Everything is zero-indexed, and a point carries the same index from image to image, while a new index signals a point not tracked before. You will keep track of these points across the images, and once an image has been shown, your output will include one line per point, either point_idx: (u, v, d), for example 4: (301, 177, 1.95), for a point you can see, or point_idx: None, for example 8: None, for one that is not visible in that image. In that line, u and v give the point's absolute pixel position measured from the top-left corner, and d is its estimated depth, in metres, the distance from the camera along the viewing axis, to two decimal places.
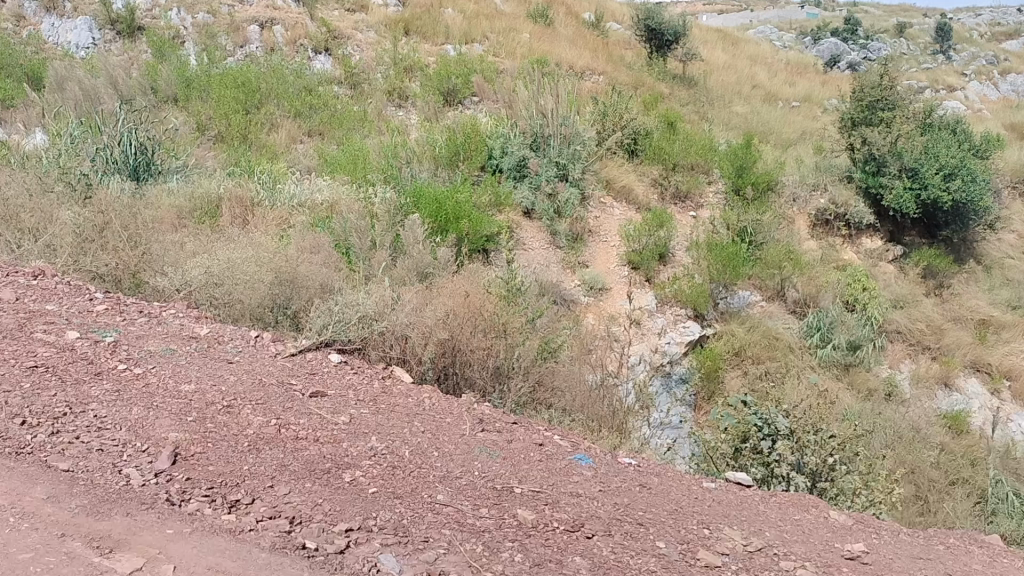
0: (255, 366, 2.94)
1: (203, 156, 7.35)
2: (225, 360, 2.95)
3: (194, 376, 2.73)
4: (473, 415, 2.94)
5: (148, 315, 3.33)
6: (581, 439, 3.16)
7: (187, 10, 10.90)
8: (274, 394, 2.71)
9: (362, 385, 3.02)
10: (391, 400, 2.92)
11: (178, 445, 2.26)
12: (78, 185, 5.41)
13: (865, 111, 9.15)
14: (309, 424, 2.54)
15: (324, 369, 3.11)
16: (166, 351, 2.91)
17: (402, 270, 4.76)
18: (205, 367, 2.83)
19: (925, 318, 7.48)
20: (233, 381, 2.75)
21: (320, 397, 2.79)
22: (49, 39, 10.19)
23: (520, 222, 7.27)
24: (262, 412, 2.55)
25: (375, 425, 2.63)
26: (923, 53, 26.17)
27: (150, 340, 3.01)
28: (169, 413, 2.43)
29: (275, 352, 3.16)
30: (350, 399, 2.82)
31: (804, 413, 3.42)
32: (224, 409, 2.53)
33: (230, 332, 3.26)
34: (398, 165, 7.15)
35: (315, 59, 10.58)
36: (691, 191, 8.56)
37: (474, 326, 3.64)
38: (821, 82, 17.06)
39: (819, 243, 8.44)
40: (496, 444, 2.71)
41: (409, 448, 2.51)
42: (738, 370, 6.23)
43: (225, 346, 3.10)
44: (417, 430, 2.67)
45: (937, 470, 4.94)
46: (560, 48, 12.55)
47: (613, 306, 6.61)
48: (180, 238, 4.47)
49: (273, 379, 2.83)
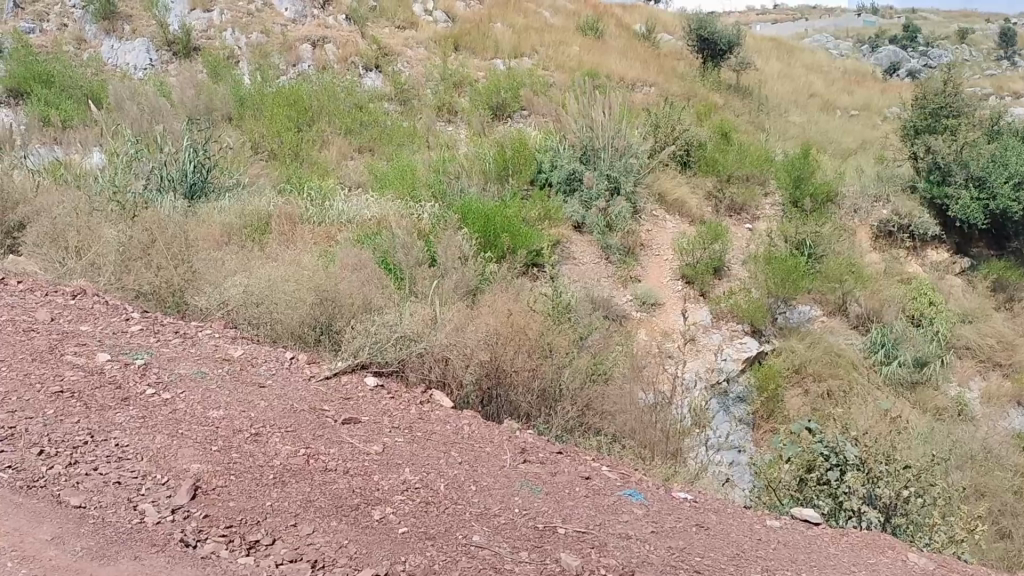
0: (287, 391, 2.82)
1: (256, 173, 7.36)
2: (256, 384, 2.83)
3: (223, 402, 2.63)
4: (515, 445, 2.78)
5: (183, 335, 3.25)
6: (633, 470, 2.97)
7: (241, 30, 10.98)
8: (306, 420, 2.60)
9: (398, 411, 2.87)
10: (428, 427, 2.77)
11: (199, 477, 2.15)
12: (129, 204, 5.41)
13: (928, 119, 8.93)
14: (340, 454, 2.41)
15: (359, 394, 2.98)
16: (197, 374, 2.82)
17: (446, 287, 4.64)
18: (235, 392, 2.72)
19: (996, 333, 7.10)
20: (263, 407, 2.63)
21: (353, 424, 2.66)
22: (108, 61, 10.33)
23: (571, 236, 7.11)
24: (290, 441, 2.44)
25: (410, 455, 2.50)
26: (986, 59, 25.45)
27: (182, 362, 2.92)
28: (193, 442, 2.33)
29: (309, 375, 3.04)
30: (384, 427, 2.69)
31: (876, 442, 3.18)
32: (251, 437, 2.42)
33: (265, 354, 3.16)
34: (446, 179, 7.05)
35: (366, 75, 10.63)
36: (747, 203, 8.32)
37: (516, 347, 3.44)
38: (881, 89, 16.60)
39: (881, 255, 8.11)
40: (539, 478, 2.54)
41: (444, 482, 2.36)
42: (798, 389, 5.96)
43: (258, 369, 2.99)
44: (454, 461, 2.53)
45: (1012, 495, 4.65)
46: (611, 60, 12.41)
47: (666, 322, 6.39)
48: (223, 256, 4.41)
49: (305, 406, 2.70)
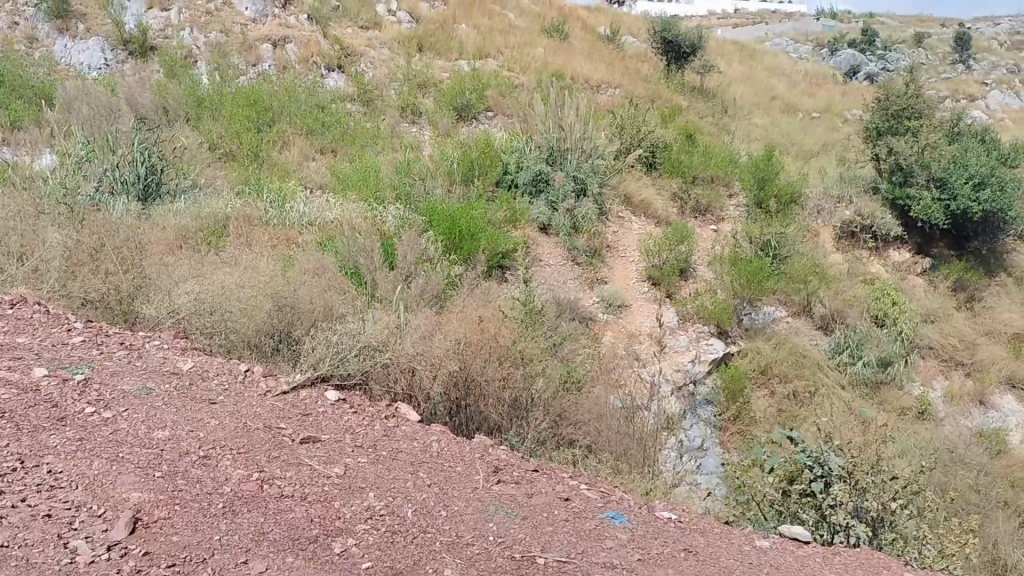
0: (240, 408, 2.64)
1: (213, 175, 7.11)
2: (207, 401, 2.65)
3: (169, 421, 2.44)
4: (487, 463, 2.63)
5: (128, 347, 3.05)
6: (611, 487, 2.83)
7: (199, 29, 10.66)
8: (260, 440, 2.42)
9: (361, 427, 2.71)
10: (394, 445, 2.61)
11: (140, 509, 1.97)
12: (78, 207, 5.16)
13: (891, 120, 8.92)
14: (297, 478, 2.24)
15: (318, 409, 2.81)
16: (142, 391, 2.62)
17: (408, 292, 4.47)
18: (184, 409, 2.54)
19: (957, 333, 7.12)
20: (214, 426, 2.46)
21: (312, 443, 2.49)
22: (60, 60, 9.98)
23: (537, 238, 6.97)
24: (243, 464, 2.26)
25: (374, 478, 2.34)
26: (942, 63, 25.87)
27: (125, 377, 2.72)
28: (134, 467, 2.14)
29: (265, 390, 2.86)
30: (346, 446, 2.52)
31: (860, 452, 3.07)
32: (199, 461, 2.24)
33: (216, 367, 2.97)
34: (410, 180, 6.86)
35: (328, 76, 10.42)
36: (711, 204, 8.25)
37: (485, 356, 3.36)
38: (841, 92, 16.72)
39: (845, 256, 8.09)
40: (513, 501, 2.39)
41: (412, 507, 2.20)
42: (765, 391, 5.88)
43: (209, 383, 2.80)
44: (423, 483, 2.37)
45: (976, 495, 4.63)
46: (576, 61, 12.32)
47: (634, 324, 6.26)
48: (175, 262, 4.20)
49: (259, 424, 2.53)
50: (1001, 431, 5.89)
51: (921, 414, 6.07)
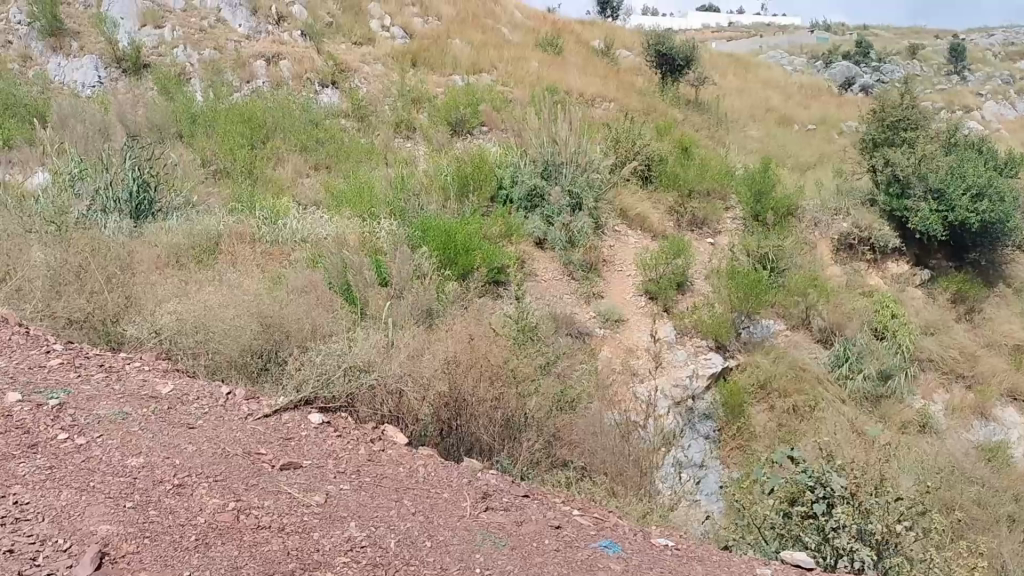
0: (219, 433, 2.57)
1: (206, 192, 7.04)
2: (185, 425, 2.58)
3: (144, 448, 2.37)
4: (476, 489, 2.55)
5: (108, 369, 2.98)
6: (605, 511, 2.76)
7: (193, 47, 10.62)
8: (238, 467, 2.35)
9: (346, 452, 2.63)
10: (378, 471, 2.53)
11: (108, 543, 1.88)
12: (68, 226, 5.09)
13: (887, 131, 8.91)
14: (275, 507, 2.16)
15: (302, 433, 2.73)
16: (118, 415, 2.55)
17: (400, 311, 4.40)
18: (160, 435, 2.46)
19: (956, 344, 7.05)
20: (191, 452, 2.38)
21: (293, 470, 2.41)
22: (54, 79, 9.92)
23: (533, 253, 6.90)
24: (219, 492, 2.19)
25: (356, 506, 2.26)
26: (937, 74, 25.97)
27: (101, 402, 2.64)
28: (104, 498, 2.06)
29: (246, 414, 2.79)
30: (328, 472, 2.44)
31: (863, 471, 2.98)
32: (173, 489, 2.16)
33: (197, 390, 2.90)
34: (405, 196, 6.80)
35: (322, 93, 10.39)
36: (708, 218, 8.21)
37: (477, 374, 3.26)
38: (836, 104, 16.73)
39: (843, 268, 8.03)
40: (502, 529, 2.32)
41: (395, 537, 2.12)
42: (764, 405, 5.81)
43: (188, 407, 2.73)
44: (407, 511, 2.29)
45: (980, 512, 4.55)
46: (571, 76, 12.30)
47: (631, 339, 6.18)
48: (162, 282, 4.13)
49: (238, 450, 2.46)
50: (1003, 444, 5.81)
51: (922, 427, 6.00)
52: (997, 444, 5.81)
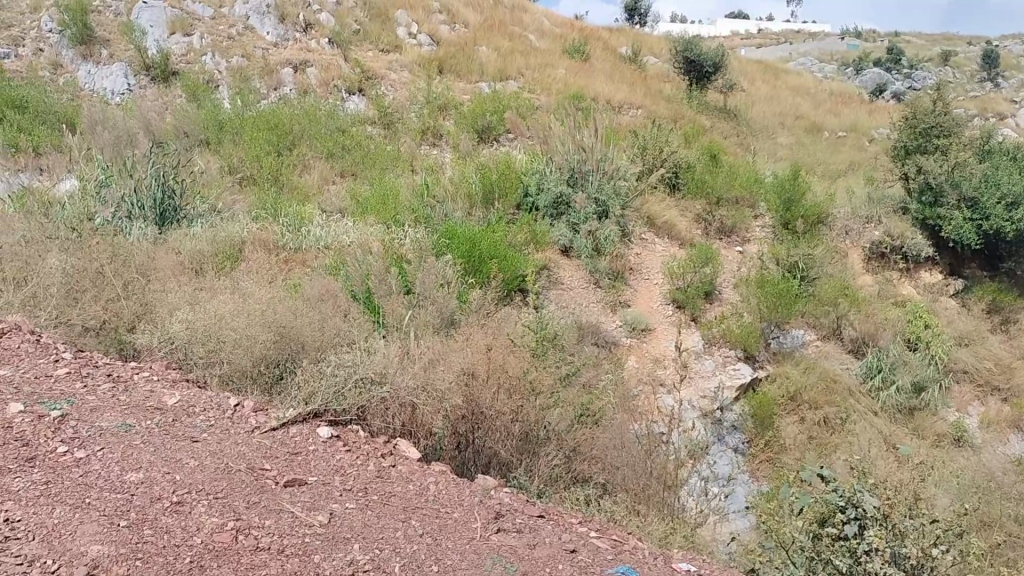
0: (224, 447, 2.51)
1: (232, 199, 7.02)
2: (188, 439, 2.52)
3: (145, 462, 2.32)
4: (488, 509, 2.46)
5: (115, 379, 2.93)
6: (623, 533, 2.64)
7: (221, 54, 10.66)
8: (240, 484, 2.29)
9: (354, 468, 2.56)
10: (386, 488, 2.46)
11: (98, 564, 1.82)
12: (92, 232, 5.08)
13: (919, 138, 8.70)
14: (276, 528, 2.10)
15: (309, 447, 2.66)
16: (120, 427, 2.50)
17: (421, 320, 4.32)
18: (162, 449, 2.41)
19: (992, 356, 6.83)
20: (193, 468, 2.33)
21: (297, 487, 2.35)
22: (84, 86, 9.99)
23: (558, 261, 6.80)
24: (218, 511, 2.12)
25: (361, 527, 2.19)
26: (970, 80, 25.56)
27: (105, 414, 2.60)
28: (98, 516, 2.01)
29: (253, 427, 2.73)
30: (334, 490, 2.38)
31: (897, 491, 2.81)
32: (171, 508, 2.10)
33: (204, 402, 2.85)
34: (430, 203, 6.74)
35: (348, 99, 10.37)
36: (737, 225, 8.06)
37: (495, 386, 3.19)
38: (867, 110, 16.48)
39: (875, 277, 7.83)
40: (513, 553, 2.21)
41: (399, 562, 2.05)
42: (794, 417, 5.65)
43: (194, 420, 2.68)
44: (414, 533, 2.21)
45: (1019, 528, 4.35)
46: (597, 82, 12.20)
47: (657, 348, 6.05)
48: (179, 289, 4.09)
49: (241, 466, 2.40)
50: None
51: (957, 441, 5.80)
52: None
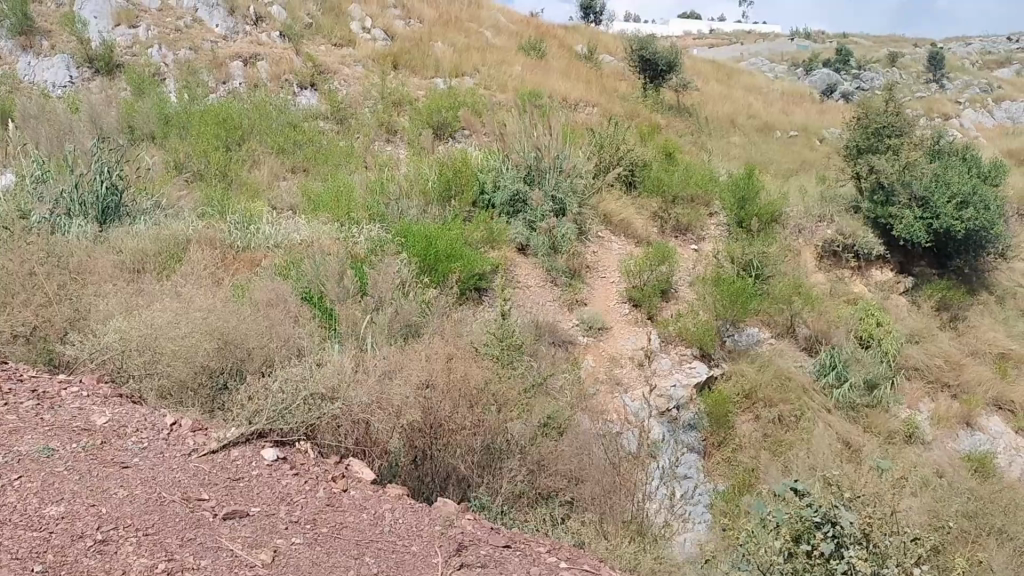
0: (157, 474, 2.39)
1: (177, 195, 6.74)
2: (118, 465, 2.41)
3: (68, 493, 2.18)
4: (449, 539, 2.35)
5: (41, 399, 2.83)
6: (594, 561, 2.53)
7: (168, 46, 10.29)
8: (173, 517, 2.15)
9: (302, 496, 2.44)
10: (338, 518, 2.34)
11: None
12: (30, 230, 4.79)
13: (871, 137, 8.66)
14: (214, 568, 1.96)
15: (252, 472, 2.55)
16: (41, 453, 2.39)
17: (373, 325, 4.15)
18: (88, 477, 2.29)
19: (942, 353, 6.86)
20: (122, 499, 2.20)
21: (237, 519, 2.22)
22: (23, 78, 9.55)
23: (515, 259, 6.65)
24: (148, 550, 1.98)
25: (309, 566, 2.06)
26: (916, 81, 25.99)
27: (26, 437, 2.50)
28: (10, 559, 1.86)
29: (190, 450, 2.62)
30: (278, 522, 2.25)
31: (872, 505, 2.75)
32: (94, 547, 1.95)
33: (137, 422, 2.75)
34: (383, 201, 6.55)
35: (300, 94, 10.10)
36: (692, 224, 8.01)
37: (455, 400, 3.08)
38: (818, 110, 16.64)
39: (828, 276, 7.84)
40: None
41: None
42: (749, 416, 5.60)
43: (125, 443, 2.58)
44: (369, 572, 2.09)
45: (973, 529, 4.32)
46: (552, 79, 12.08)
47: (614, 347, 5.93)
48: (116, 291, 3.88)
49: (176, 496, 2.27)
50: (989, 455, 5.62)
51: (908, 437, 5.79)
52: (983, 454, 5.64)
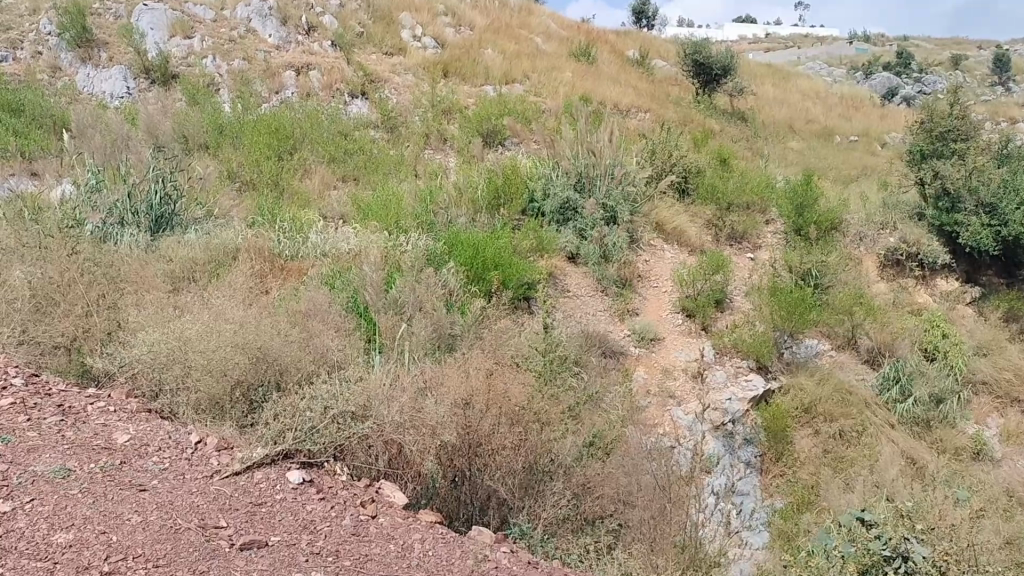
0: (175, 498, 2.35)
1: (229, 203, 6.74)
2: (135, 487, 2.38)
3: (80, 518, 2.16)
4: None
5: (65, 413, 2.86)
6: None
7: (222, 57, 10.37)
8: (187, 547, 2.09)
9: (326, 525, 2.37)
10: (364, 549, 2.26)
11: None
12: (83, 237, 4.77)
13: (936, 142, 8.39)
14: None
15: (276, 497, 2.49)
16: (57, 472, 2.39)
17: (417, 337, 4.04)
18: (103, 501, 2.26)
19: (1013, 366, 6.46)
20: (135, 526, 2.15)
21: (255, 550, 2.16)
22: (83, 90, 9.69)
23: (565, 268, 6.48)
24: None
25: None
26: (980, 85, 25.13)
27: (44, 455, 2.50)
28: None
29: (211, 472, 2.58)
30: (299, 553, 2.18)
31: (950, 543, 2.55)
32: None
33: (159, 441, 2.73)
34: (431, 209, 6.44)
35: (352, 103, 10.10)
36: (748, 232, 7.75)
37: (496, 418, 2.96)
38: (877, 115, 16.15)
39: (891, 285, 7.51)
40: None
41: None
42: (809, 431, 5.35)
43: (145, 463, 2.56)
44: None
45: None
46: (604, 86, 11.90)
47: (668, 358, 5.74)
48: (159, 299, 3.86)
49: (192, 523, 2.22)
50: None
51: (976, 454, 5.48)
52: None
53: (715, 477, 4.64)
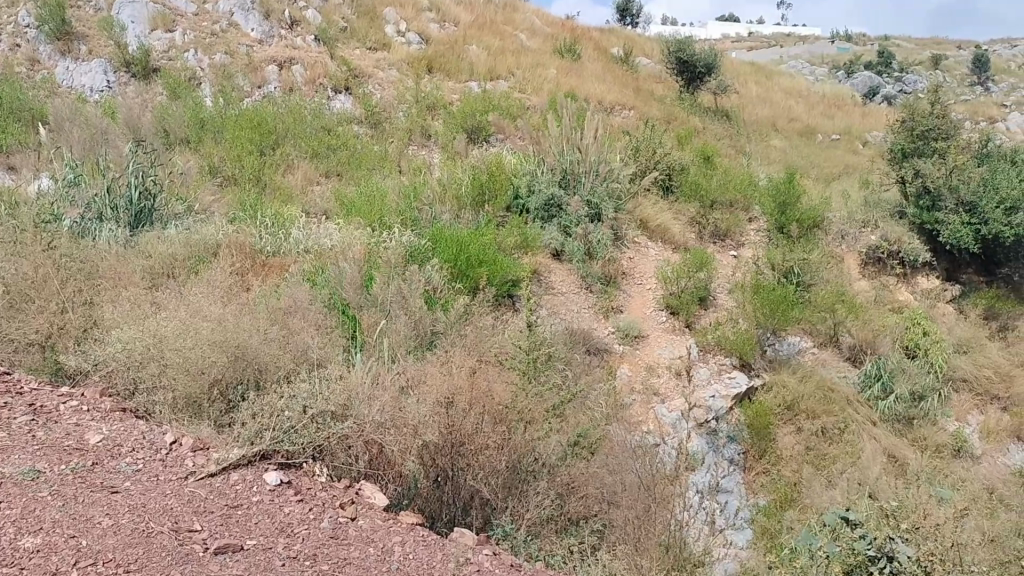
0: (148, 501, 2.30)
1: (210, 199, 6.66)
2: (107, 489, 2.33)
3: (49, 522, 2.11)
4: None
5: (36, 412, 2.81)
6: None
7: (204, 51, 10.27)
8: (160, 551, 2.05)
9: (304, 527, 2.32)
10: (342, 552, 2.22)
11: None
12: (60, 233, 4.68)
13: (917, 141, 8.40)
14: None
15: (252, 499, 2.45)
16: (27, 474, 2.33)
17: (398, 335, 3.99)
18: (74, 503, 2.21)
19: (992, 364, 6.49)
20: (106, 529, 2.11)
21: (230, 554, 2.11)
22: (62, 83, 9.54)
23: (549, 265, 6.45)
24: None
25: None
26: (961, 85, 25.31)
27: (13, 456, 2.45)
28: None
29: (186, 474, 2.54)
30: (275, 558, 2.14)
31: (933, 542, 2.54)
32: None
33: (132, 442, 2.68)
34: (414, 205, 6.39)
35: (335, 98, 10.05)
36: (731, 229, 7.75)
37: (478, 415, 2.92)
38: (859, 113, 16.23)
39: (873, 283, 7.53)
40: None
41: None
42: (791, 428, 5.33)
43: (117, 464, 2.51)
44: None
45: None
46: (588, 83, 11.87)
47: (652, 356, 5.72)
48: (137, 294, 3.81)
49: (165, 526, 2.17)
50: None
51: (956, 451, 5.51)
52: None
53: (699, 475, 4.61)
